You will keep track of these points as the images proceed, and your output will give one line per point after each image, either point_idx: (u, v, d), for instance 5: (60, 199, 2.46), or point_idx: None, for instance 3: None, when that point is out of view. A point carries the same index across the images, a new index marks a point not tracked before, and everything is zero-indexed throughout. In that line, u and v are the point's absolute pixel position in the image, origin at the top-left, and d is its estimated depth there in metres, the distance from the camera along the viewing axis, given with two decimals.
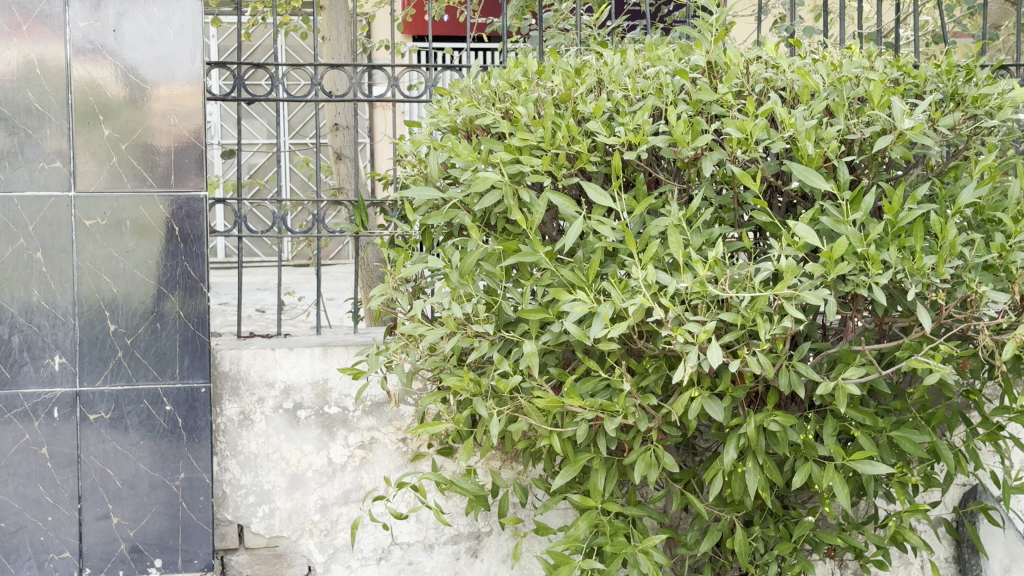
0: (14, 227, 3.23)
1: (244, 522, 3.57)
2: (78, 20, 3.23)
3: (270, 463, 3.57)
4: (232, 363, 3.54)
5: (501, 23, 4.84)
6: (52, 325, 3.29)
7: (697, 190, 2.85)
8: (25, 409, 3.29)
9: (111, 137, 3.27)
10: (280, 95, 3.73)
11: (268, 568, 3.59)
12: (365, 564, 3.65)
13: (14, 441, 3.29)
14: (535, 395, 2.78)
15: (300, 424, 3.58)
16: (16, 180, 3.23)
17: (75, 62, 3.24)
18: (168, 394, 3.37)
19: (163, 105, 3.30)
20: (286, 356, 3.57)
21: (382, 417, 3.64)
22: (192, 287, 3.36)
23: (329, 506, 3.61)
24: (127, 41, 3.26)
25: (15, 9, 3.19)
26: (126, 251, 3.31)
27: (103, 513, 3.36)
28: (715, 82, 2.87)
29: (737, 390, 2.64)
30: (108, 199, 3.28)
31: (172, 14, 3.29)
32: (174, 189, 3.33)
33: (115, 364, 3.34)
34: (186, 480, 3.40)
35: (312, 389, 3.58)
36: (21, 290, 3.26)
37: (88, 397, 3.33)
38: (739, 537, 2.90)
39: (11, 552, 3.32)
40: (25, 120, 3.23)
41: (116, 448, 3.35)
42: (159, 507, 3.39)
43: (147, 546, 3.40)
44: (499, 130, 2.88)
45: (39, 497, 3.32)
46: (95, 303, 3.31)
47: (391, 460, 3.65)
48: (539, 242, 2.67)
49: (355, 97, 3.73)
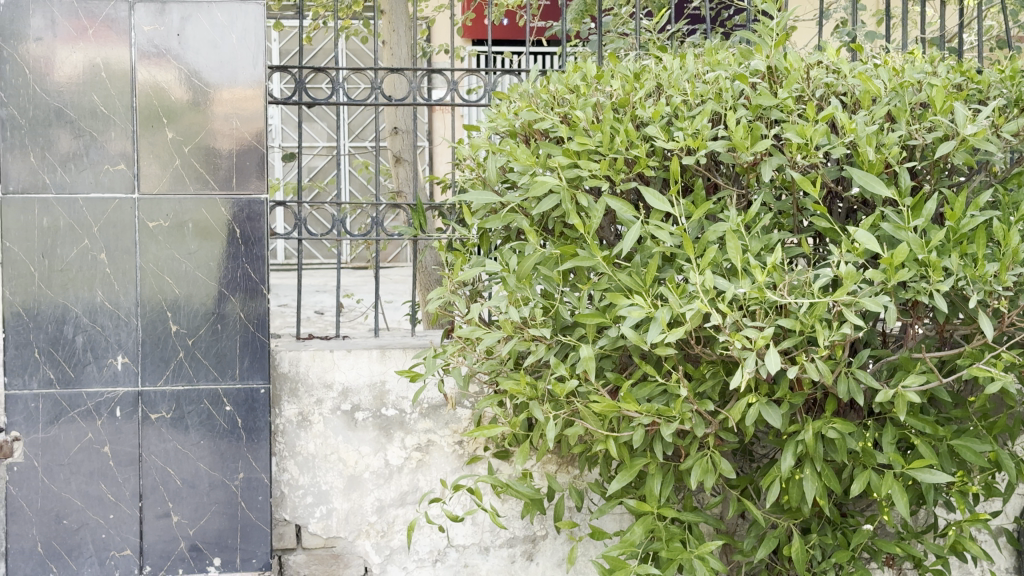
0: (78, 228, 3.29)
1: (301, 522, 3.60)
2: (143, 24, 3.27)
3: (328, 464, 3.59)
4: (291, 365, 3.57)
5: (562, 27, 4.83)
6: (115, 325, 3.33)
7: (756, 195, 2.83)
8: (88, 408, 3.34)
9: (174, 140, 3.31)
10: (340, 100, 3.75)
11: (324, 568, 3.61)
12: (421, 565, 3.67)
13: (77, 439, 3.34)
14: (591, 400, 2.78)
15: (358, 426, 3.60)
16: (81, 182, 3.28)
17: (139, 66, 3.28)
18: (227, 394, 3.41)
19: (225, 108, 3.33)
20: (344, 358, 3.59)
21: (438, 419, 3.64)
22: (252, 289, 3.39)
23: (386, 507, 3.63)
24: (190, 45, 3.30)
25: (82, 13, 3.24)
26: (188, 252, 3.35)
27: (163, 511, 3.40)
28: (774, 87, 2.85)
29: (794, 396, 2.63)
30: (171, 202, 3.32)
31: (234, 18, 3.32)
32: (235, 192, 3.36)
33: (176, 364, 3.37)
34: (245, 479, 3.43)
35: (369, 391, 3.60)
36: (86, 290, 3.31)
37: (150, 397, 3.36)
38: (796, 545, 2.88)
39: (73, 549, 3.37)
40: (90, 123, 3.27)
41: (177, 447, 3.39)
42: (218, 507, 3.43)
43: (206, 544, 3.43)
44: (557, 134, 2.88)
45: (100, 494, 3.36)
46: (156, 304, 3.35)
47: (447, 463, 3.66)
48: (595, 246, 2.67)
49: (413, 102, 3.73)
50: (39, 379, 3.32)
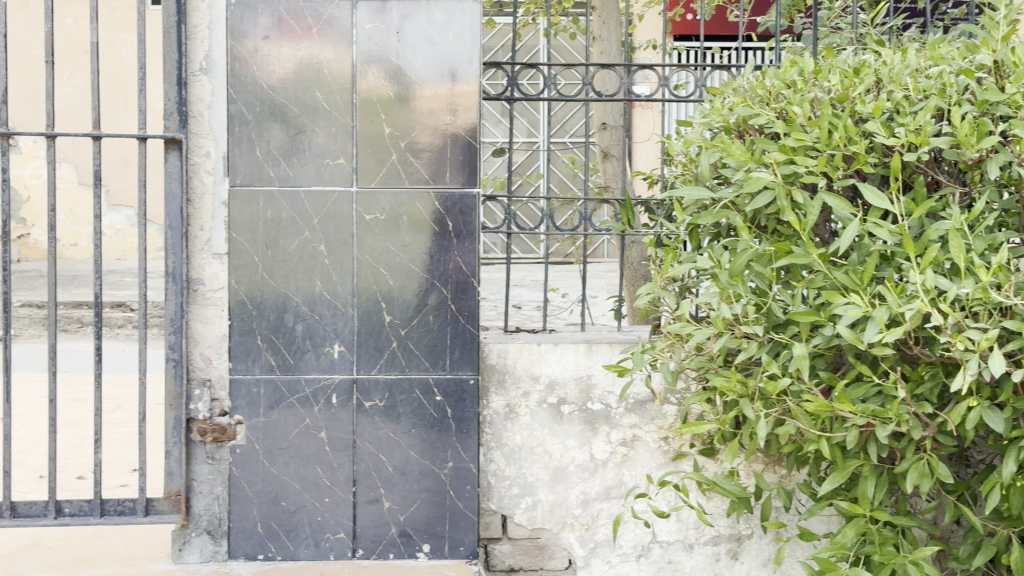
0: (299, 220, 3.40)
1: (507, 512, 3.66)
2: (364, 22, 3.36)
3: (534, 456, 3.64)
4: (499, 357, 3.62)
5: (774, 22, 4.76)
6: (333, 314, 3.44)
7: (980, 193, 2.75)
8: (306, 394, 3.45)
9: (392, 135, 3.40)
10: (551, 95, 3.78)
11: (530, 559, 3.65)
12: (625, 560, 3.68)
13: (295, 424, 3.45)
14: (805, 399, 2.75)
15: (564, 419, 3.63)
16: (303, 176, 3.39)
17: (360, 63, 3.37)
18: (438, 384, 3.48)
19: (439, 103, 3.40)
20: (551, 351, 3.62)
21: (644, 415, 3.65)
22: (463, 282, 3.45)
23: (590, 501, 3.65)
24: (409, 43, 3.38)
25: (306, 12, 3.35)
26: (403, 245, 3.43)
27: (375, 497, 3.49)
28: (1000, 82, 2.77)
29: (1019, 400, 2.56)
30: (387, 195, 3.41)
31: (452, 16, 3.39)
32: (448, 186, 3.43)
33: (389, 354, 3.46)
34: (454, 469, 3.50)
35: (576, 385, 3.63)
36: (305, 280, 3.42)
37: (365, 385, 3.46)
38: (1018, 553, 2.79)
39: (290, 530, 3.49)
40: (312, 118, 3.38)
41: (389, 435, 3.47)
42: (427, 494, 3.50)
43: (416, 531, 3.51)
44: (773, 130, 2.86)
45: (316, 478, 3.47)
46: (372, 295, 3.44)
47: (652, 458, 3.66)
48: (811, 244, 2.64)
49: (623, 97, 3.75)
50: (261, 365, 3.44)
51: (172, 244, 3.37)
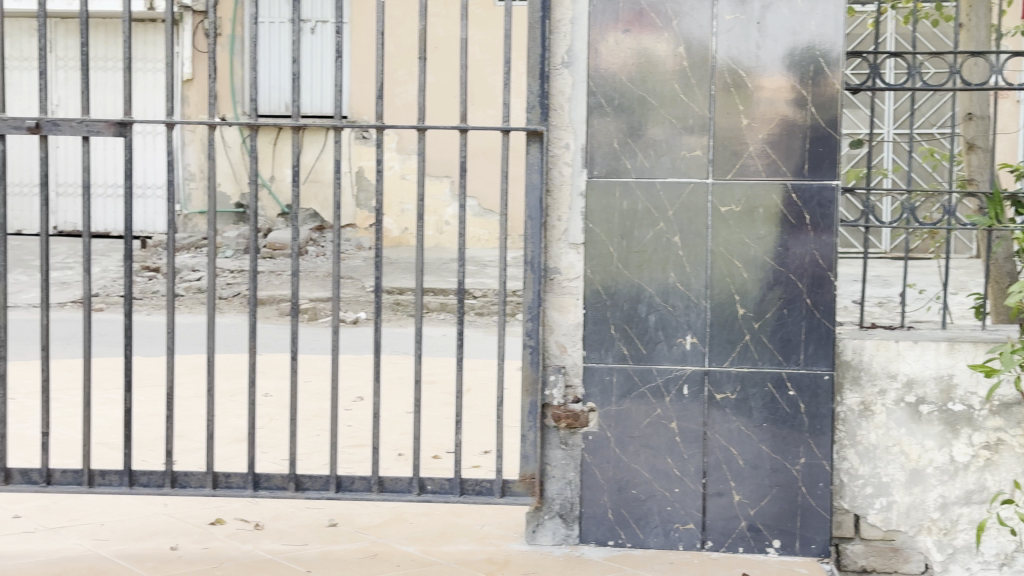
0: (655, 212, 3.42)
1: (861, 512, 3.54)
2: (725, 13, 3.35)
3: (890, 455, 3.52)
4: (854, 352, 3.51)
5: None
6: (686, 306, 3.44)
7: None
8: (658, 384, 3.46)
9: (750, 126, 3.37)
10: (915, 85, 3.65)
11: (885, 559, 3.51)
12: (986, 568, 3.56)
13: (646, 414, 3.47)
14: None
15: (923, 419, 3.51)
16: (660, 168, 3.41)
17: (720, 55, 3.37)
18: (791, 379, 3.43)
19: (800, 94, 3.35)
20: (910, 348, 3.50)
21: (1010, 418, 3.51)
22: (820, 276, 3.39)
23: (950, 504, 3.53)
24: (770, 34, 3.35)
25: (667, 5, 3.37)
26: (758, 237, 3.40)
27: (725, 490, 3.47)
28: None
29: None
30: (743, 187, 3.39)
31: (816, 5, 3.33)
32: (806, 179, 3.38)
33: (742, 347, 3.43)
34: (807, 465, 3.44)
35: (937, 384, 3.50)
36: (660, 272, 3.44)
37: (717, 377, 3.44)
38: None
39: (640, 518, 3.51)
40: (670, 110, 3.39)
41: (740, 428, 3.45)
42: (779, 489, 3.46)
43: (766, 526, 3.47)
44: None
45: (667, 469, 3.48)
46: (726, 287, 3.42)
47: (1018, 464, 3.52)
48: None
49: (993, 86, 3.59)
50: (614, 354, 3.47)
51: (531, 234, 3.37)
